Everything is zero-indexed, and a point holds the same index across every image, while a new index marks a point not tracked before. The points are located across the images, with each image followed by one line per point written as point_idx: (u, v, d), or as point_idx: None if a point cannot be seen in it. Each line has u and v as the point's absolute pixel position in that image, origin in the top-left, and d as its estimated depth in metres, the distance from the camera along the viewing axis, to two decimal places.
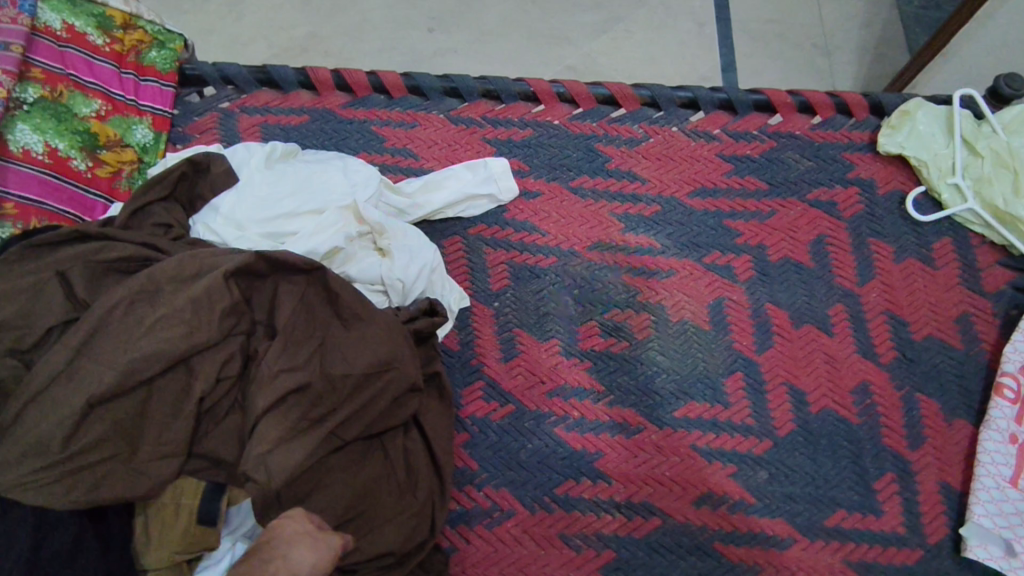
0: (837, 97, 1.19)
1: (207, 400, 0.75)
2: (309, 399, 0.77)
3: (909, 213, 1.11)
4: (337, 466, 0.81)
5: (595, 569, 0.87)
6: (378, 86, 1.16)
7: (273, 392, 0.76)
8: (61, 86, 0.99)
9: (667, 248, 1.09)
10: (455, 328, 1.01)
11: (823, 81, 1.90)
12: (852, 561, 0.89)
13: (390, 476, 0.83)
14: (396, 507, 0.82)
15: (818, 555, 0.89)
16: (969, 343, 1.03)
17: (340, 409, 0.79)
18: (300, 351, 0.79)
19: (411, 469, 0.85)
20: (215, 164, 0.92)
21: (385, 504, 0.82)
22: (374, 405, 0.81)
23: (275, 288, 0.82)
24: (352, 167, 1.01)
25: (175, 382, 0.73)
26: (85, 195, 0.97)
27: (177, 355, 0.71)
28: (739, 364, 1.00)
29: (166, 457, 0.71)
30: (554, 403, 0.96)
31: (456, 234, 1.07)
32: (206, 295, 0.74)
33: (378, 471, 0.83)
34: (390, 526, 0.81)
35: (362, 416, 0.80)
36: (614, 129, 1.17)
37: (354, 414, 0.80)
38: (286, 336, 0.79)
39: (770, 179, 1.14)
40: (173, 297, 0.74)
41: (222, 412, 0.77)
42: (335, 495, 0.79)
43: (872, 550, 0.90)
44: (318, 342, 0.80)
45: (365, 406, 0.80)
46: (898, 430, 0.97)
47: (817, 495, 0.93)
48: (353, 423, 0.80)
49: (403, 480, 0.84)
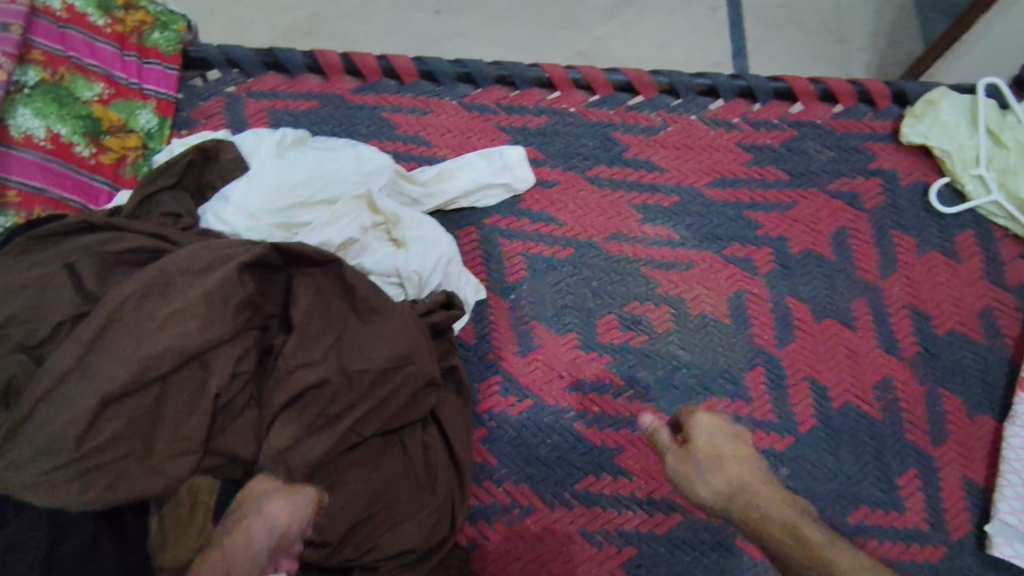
0: (861, 85, 1.16)
1: (223, 397, 0.73)
2: (327, 394, 0.75)
3: (932, 205, 1.09)
4: (356, 462, 0.78)
5: (616, 567, 0.86)
6: (389, 71, 1.12)
7: (290, 387, 0.74)
8: (62, 68, 0.96)
9: (686, 240, 1.07)
10: (472, 321, 0.99)
11: (835, 67, 1.87)
12: (875, 558, 0.88)
13: (409, 472, 0.81)
14: (415, 503, 0.80)
15: None
16: (992, 337, 1.01)
17: (358, 404, 0.76)
18: (317, 345, 0.76)
19: (431, 465, 0.83)
20: (223, 151, 0.89)
21: (406, 502, 0.80)
22: (394, 400, 0.78)
23: (289, 281, 0.80)
24: (365, 154, 0.97)
25: (189, 378, 0.71)
26: (89, 181, 0.94)
27: (192, 350, 0.69)
28: (761, 359, 0.99)
29: (183, 454, 0.69)
30: (573, 398, 0.95)
31: (471, 224, 1.05)
32: (221, 289, 0.72)
33: (398, 470, 0.80)
34: (410, 523, 0.78)
35: (380, 411, 0.78)
36: (631, 117, 1.14)
37: (370, 408, 0.77)
38: (303, 330, 0.77)
39: (790, 170, 1.12)
40: (187, 290, 0.71)
41: (237, 408, 0.75)
42: (353, 492, 0.77)
43: (895, 547, 0.89)
44: (335, 335, 0.78)
45: (383, 401, 0.78)
46: (922, 425, 0.95)
47: (839, 491, 0.92)
48: (371, 419, 0.77)
49: (423, 476, 0.82)
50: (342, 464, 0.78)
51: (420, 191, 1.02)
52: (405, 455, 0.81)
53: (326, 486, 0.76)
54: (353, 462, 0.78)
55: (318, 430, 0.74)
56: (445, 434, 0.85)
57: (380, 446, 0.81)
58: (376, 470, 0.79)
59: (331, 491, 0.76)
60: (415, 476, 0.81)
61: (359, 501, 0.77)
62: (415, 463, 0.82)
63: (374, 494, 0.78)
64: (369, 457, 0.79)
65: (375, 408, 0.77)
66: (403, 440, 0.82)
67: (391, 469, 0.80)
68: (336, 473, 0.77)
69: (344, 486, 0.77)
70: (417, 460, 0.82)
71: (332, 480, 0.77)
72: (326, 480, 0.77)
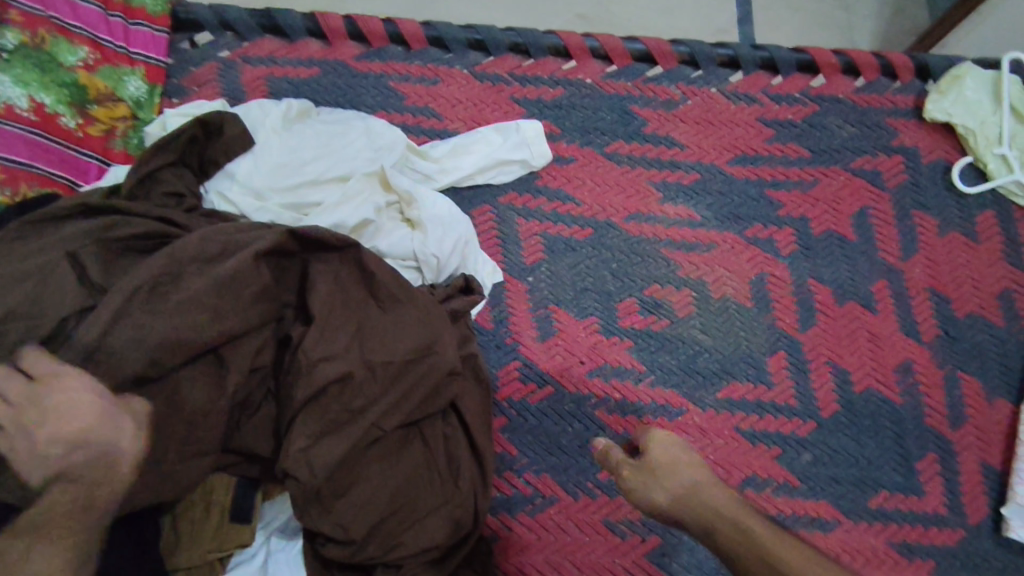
0: (884, 58, 1.13)
1: (240, 392, 0.70)
2: (350, 389, 0.71)
3: (954, 184, 1.07)
4: (377, 456, 0.74)
5: (639, 556, 0.85)
6: (396, 36, 1.05)
7: (311, 382, 0.70)
8: (42, 30, 0.89)
9: (707, 220, 1.03)
10: (488, 305, 0.95)
11: (842, 36, 1.83)
12: (895, 542, 0.88)
13: (430, 466, 0.77)
14: (438, 499, 0.76)
15: (862, 537, 0.88)
16: (1011, 320, 1.01)
17: (381, 399, 0.72)
18: (338, 337, 0.72)
19: (454, 460, 0.78)
20: (229, 127, 0.81)
21: (428, 497, 0.75)
22: (418, 392, 0.74)
23: (305, 268, 0.76)
24: (375, 129, 0.91)
25: (206, 374, 0.67)
26: (78, 156, 0.88)
27: (207, 345, 0.65)
28: (782, 343, 0.97)
29: (201, 454, 0.67)
30: (594, 384, 0.93)
31: (486, 202, 1.00)
32: (235, 278, 0.67)
33: (418, 463, 0.76)
34: (433, 519, 0.75)
35: (402, 405, 0.73)
36: (650, 89, 1.09)
37: (393, 402, 0.73)
38: (323, 320, 0.72)
39: (812, 147, 1.09)
40: (197, 279, 0.67)
41: (256, 403, 0.72)
42: (377, 488, 0.73)
43: (914, 531, 0.89)
44: (356, 326, 0.74)
45: (406, 395, 0.73)
46: (941, 410, 0.95)
47: (860, 476, 0.91)
48: (392, 413, 0.73)
49: (445, 470, 0.77)
50: (360, 457, 0.73)
51: (435, 167, 0.97)
52: (426, 447, 0.77)
53: (346, 484, 0.72)
54: (373, 457, 0.74)
55: (341, 428, 0.71)
56: (467, 426, 0.80)
57: (402, 438, 0.76)
58: (397, 464, 0.75)
59: (353, 489, 0.73)
60: (437, 470, 0.77)
61: (382, 498, 0.73)
62: (437, 454, 0.77)
63: (397, 490, 0.74)
64: (389, 450, 0.75)
65: (396, 401, 0.73)
66: (424, 432, 0.77)
67: (411, 462, 0.75)
68: (355, 469, 0.73)
69: (365, 481, 0.73)
70: (438, 452, 0.77)
71: (352, 475, 0.73)
72: (346, 476, 0.73)
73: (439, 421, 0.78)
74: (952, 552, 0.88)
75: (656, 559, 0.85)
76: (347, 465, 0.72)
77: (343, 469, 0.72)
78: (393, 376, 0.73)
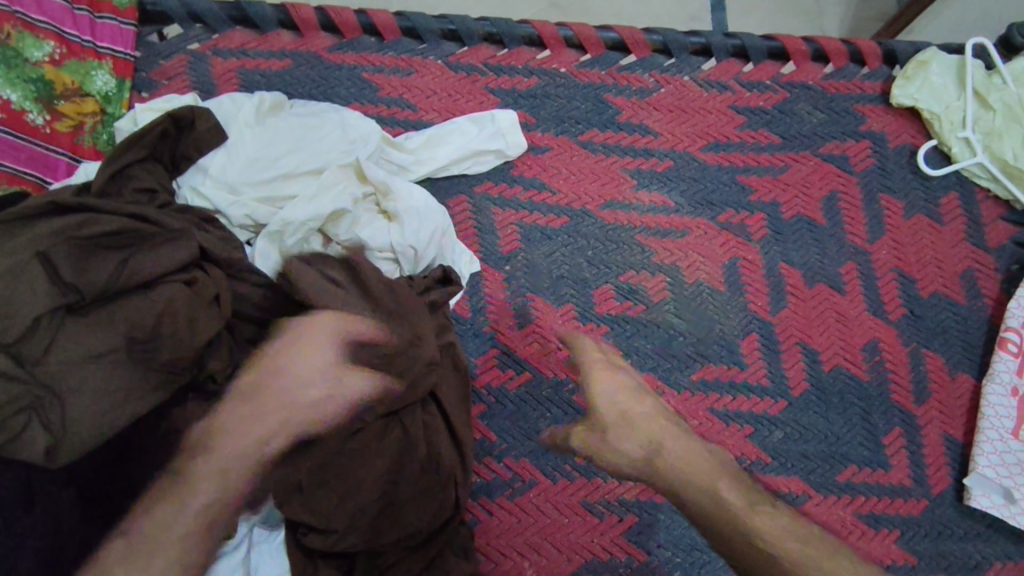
0: (852, 45, 1.15)
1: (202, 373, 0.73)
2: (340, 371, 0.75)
3: (920, 167, 1.10)
4: (355, 452, 0.74)
5: (618, 535, 0.88)
6: (368, 28, 1.05)
7: (300, 363, 0.74)
8: (7, 25, 0.87)
9: (680, 206, 1.05)
10: (466, 294, 0.96)
11: (811, 22, 1.85)
12: (862, 513, 0.92)
13: (410, 458, 0.76)
14: (424, 489, 0.76)
15: (830, 510, 0.92)
16: (973, 298, 1.04)
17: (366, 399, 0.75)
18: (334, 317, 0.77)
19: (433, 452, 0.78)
20: (199, 120, 0.81)
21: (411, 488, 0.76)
22: (409, 373, 0.77)
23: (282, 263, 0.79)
24: (350, 121, 0.91)
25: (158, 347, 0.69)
26: (47, 152, 0.88)
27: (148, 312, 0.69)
28: (754, 325, 1.00)
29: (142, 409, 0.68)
30: (572, 370, 0.95)
31: (461, 192, 1.01)
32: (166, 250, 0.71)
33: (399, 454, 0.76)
34: (422, 512, 0.76)
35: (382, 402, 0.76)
36: (624, 78, 1.10)
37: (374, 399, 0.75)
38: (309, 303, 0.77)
39: (783, 133, 1.11)
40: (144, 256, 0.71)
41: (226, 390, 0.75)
42: (362, 479, 0.73)
43: (880, 502, 0.93)
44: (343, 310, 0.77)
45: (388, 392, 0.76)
46: (906, 386, 0.99)
47: (828, 452, 0.95)
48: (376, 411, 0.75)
49: (425, 463, 0.77)
50: (344, 453, 0.73)
51: (410, 159, 0.97)
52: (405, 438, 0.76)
53: (332, 478, 0.73)
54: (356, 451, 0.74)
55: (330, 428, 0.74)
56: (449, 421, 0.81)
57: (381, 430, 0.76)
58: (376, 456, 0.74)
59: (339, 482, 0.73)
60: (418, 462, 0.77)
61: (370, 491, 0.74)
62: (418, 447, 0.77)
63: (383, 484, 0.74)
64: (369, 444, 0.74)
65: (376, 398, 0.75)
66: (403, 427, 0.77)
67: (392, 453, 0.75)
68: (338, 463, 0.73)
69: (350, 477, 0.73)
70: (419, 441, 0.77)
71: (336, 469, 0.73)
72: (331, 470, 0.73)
73: (415, 409, 0.78)
74: (915, 522, 0.92)
75: (633, 537, 0.88)
76: (335, 459, 0.73)
77: (327, 462, 0.73)
78: (375, 375, 0.76)
